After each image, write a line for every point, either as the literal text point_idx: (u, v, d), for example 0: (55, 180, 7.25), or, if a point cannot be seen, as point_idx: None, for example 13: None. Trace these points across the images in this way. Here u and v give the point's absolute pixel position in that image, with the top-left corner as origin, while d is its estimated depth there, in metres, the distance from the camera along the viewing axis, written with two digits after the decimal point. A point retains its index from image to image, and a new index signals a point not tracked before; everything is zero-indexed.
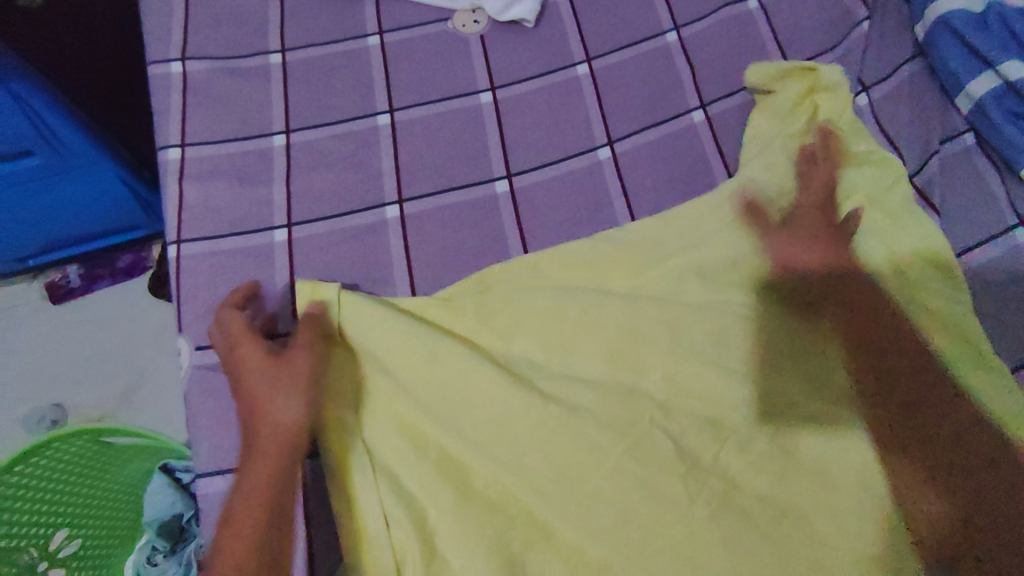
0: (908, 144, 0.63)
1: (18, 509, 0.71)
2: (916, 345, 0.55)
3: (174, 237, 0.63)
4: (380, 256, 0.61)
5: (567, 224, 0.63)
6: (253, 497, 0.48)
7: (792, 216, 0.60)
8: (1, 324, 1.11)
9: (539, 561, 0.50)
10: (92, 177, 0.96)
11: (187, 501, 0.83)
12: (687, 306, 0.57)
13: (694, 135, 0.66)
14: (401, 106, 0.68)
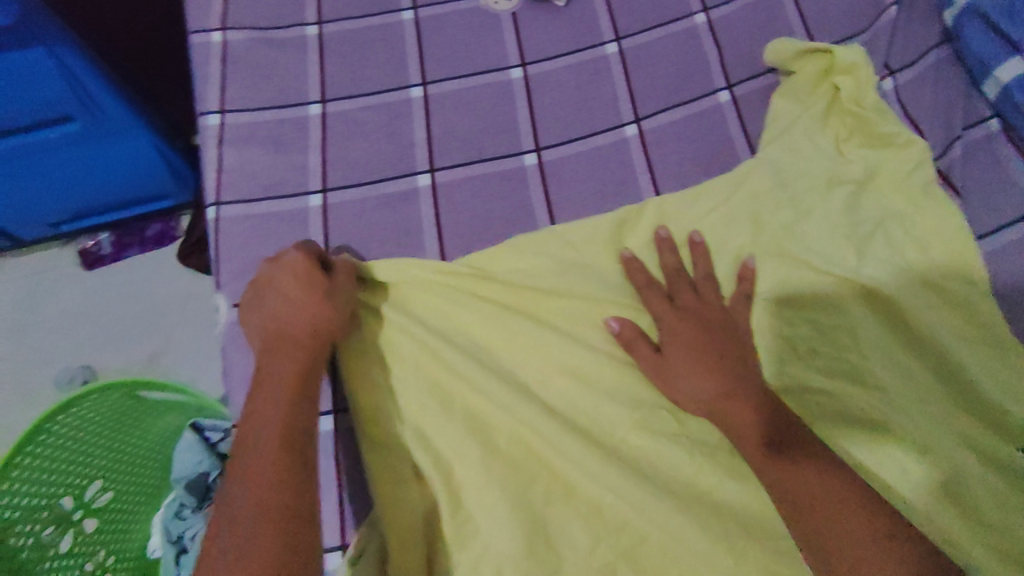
0: (931, 127, 0.64)
1: (57, 457, 0.75)
2: (932, 323, 0.56)
3: (214, 199, 0.65)
4: (411, 222, 0.64)
5: (592, 198, 0.64)
6: (277, 439, 0.47)
7: (814, 194, 0.61)
8: (35, 286, 1.14)
9: (559, 515, 0.52)
10: (128, 144, 0.98)
11: (216, 460, 0.86)
12: (707, 280, 0.59)
13: (720, 114, 0.67)
14: (433, 79, 0.70)
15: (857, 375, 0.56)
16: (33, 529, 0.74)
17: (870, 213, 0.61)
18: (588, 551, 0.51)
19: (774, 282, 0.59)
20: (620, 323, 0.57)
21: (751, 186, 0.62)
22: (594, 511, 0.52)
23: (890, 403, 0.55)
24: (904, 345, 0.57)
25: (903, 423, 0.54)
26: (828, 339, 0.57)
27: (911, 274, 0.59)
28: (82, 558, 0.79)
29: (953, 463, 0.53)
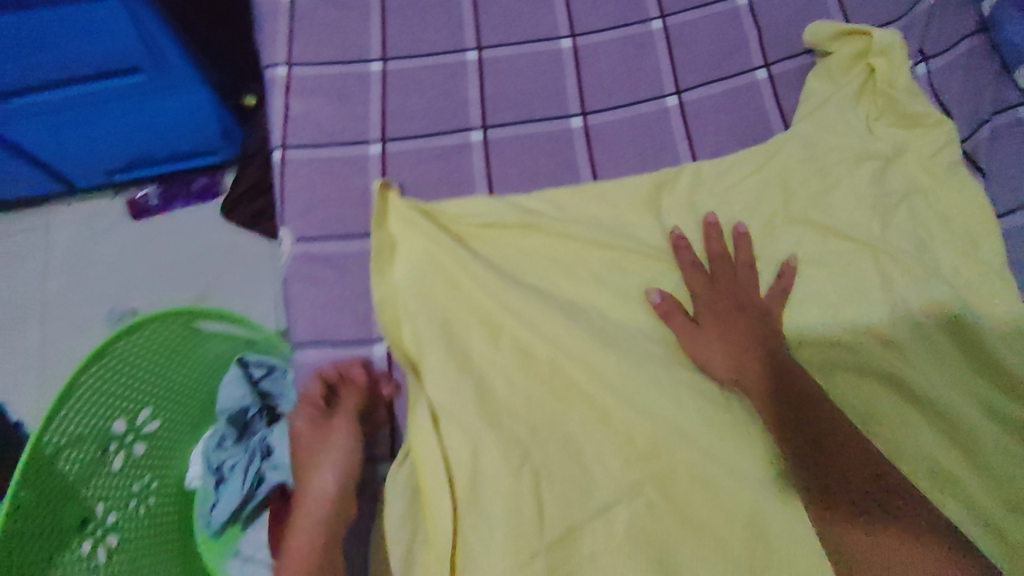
0: (960, 111, 0.69)
1: (117, 380, 0.81)
2: (950, 289, 0.60)
3: (280, 143, 0.70)
4: (463, 172, 0.68)
5: (633, 160, 0.69)
6: None
7: (846, 167, 0.65)
8: (88, 233, 1.21)
9: (593, 440, 0.57)
10: (186, 99, 1.04)
11: (256, 397, 0.92)
12: (738, 241, 0.63)
13: (757, 91, 0.71)
14: (488, 45, 0.74)
15: (877, 334, 0.60)
16: (89, 449, 0.80)
17: (896, 185, 0.65)
18: (619, 473, 0.56)
19: (801, 248, 0.64)
20: (661, 294, 0.61)
21: (784, 155, 0.66)
22: (626, 437, 0.57)
23: (903, 360, 0.59)
24: (923, 307, 0.60)
25: (914, 378, 0.58)
26: (848, 300, 0.62)
27: (931, 243, 0.63)
28: (129, 479, 0.88)
29: (959, 416, 0.57)
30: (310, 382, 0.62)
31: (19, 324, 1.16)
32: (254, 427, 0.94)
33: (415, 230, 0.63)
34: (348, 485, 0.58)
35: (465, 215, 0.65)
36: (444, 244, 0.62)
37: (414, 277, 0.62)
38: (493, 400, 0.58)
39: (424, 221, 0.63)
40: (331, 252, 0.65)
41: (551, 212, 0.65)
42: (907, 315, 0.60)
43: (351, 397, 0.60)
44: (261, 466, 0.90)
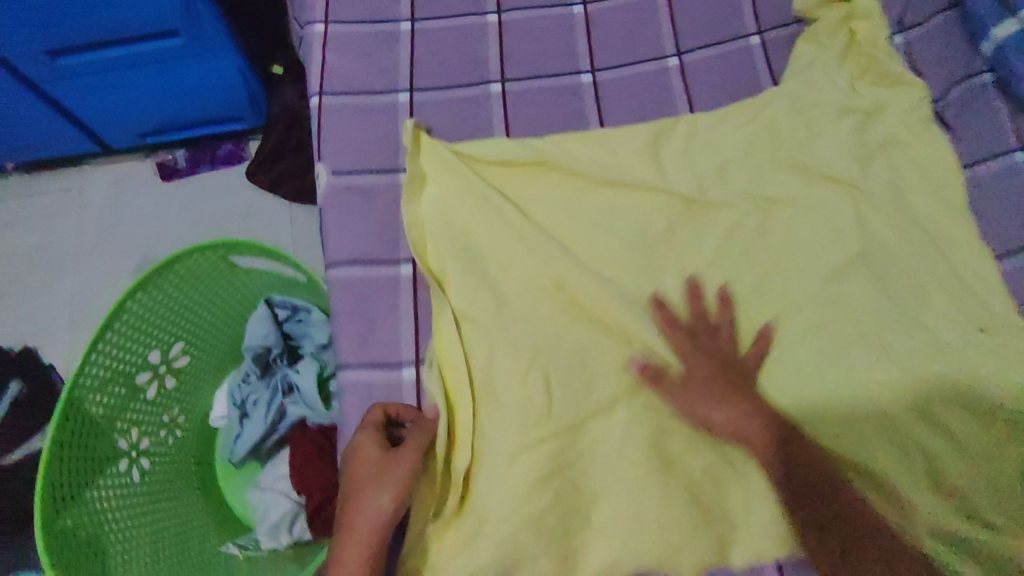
0: (933, 77, 0.77)
1: (156, 309, 0.90)
2: (918, 227, 0.68)
3: (317, 91, 0.77)
4: (482, 118, 0.76)
5: (637, 110, 0.76)
6: None
7: (829, 121, 0.72)
8: (118, 192, 1.28)
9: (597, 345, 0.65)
10: (216, 64, 1.09)
11: (279, 337, 0.97)
12: (731, 182, 0.71)
13: (750, 54, 0.79)
14: (506, 8, 0.81)
15: (855, 264, 0.67)
16: (121, 381, 0.90)
17: (875, 137, 0.72)
18: (618, 373, 0.64)
19: (790, 189, 0.70)
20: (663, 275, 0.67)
21: (775, 108, 0.73)
22: (624, 342, 0.66)
23: (878, 287, 0.66)
24: (896, 242, 0.68)
25: (886, 303, 0.65)
26: (829, 230, 0.68)
27: (905, 188, 0.70)
28: (160, 409, 0.97)
29: (924, 336, 0.64)
30: (342, 293, 0.69)
31: (54, 278, 1.23)
32: (277, 367, 1.00)
33: (441, 165, 0.70)
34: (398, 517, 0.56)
35: (487, 149, 0.72)
36: (469, 179, 0.69)
37: (441, 208, 0.69)
38: (511, 315, 0.66)
39: (450, 157, 0.70)
40: (365, 184, 0.73)
41: (563, 153, 0.72)
42: (879, 250, 0.67)
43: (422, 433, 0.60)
44: (283, 401, 0.97)
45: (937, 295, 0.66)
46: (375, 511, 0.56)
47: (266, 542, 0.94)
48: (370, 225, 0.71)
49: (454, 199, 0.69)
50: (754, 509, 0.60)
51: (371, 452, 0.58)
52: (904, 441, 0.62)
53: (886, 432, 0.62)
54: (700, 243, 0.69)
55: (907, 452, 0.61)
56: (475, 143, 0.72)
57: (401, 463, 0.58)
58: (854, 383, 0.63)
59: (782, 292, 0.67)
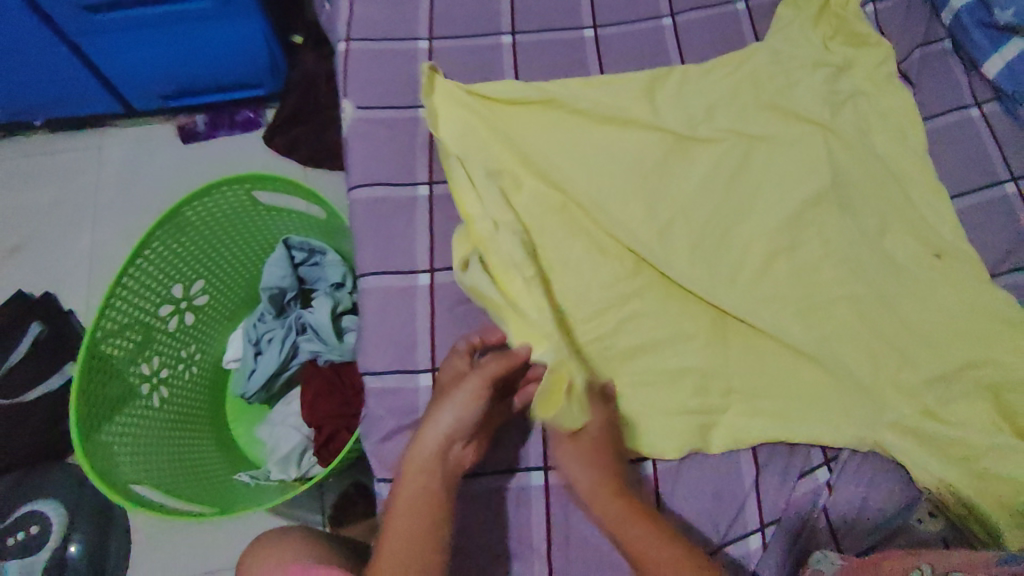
0: (898, 42, 0.86)
1: (181, 242, 0.96)
2: (881, 166, 0.76)
3: (345, 37, 0.85)
4: (495, 65, 0.84)
5: (633, 62, 0.84)
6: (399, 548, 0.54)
7: (806, 73, 0.80)
8: (139, 152, 1.34)
9: (593, 262, 0.73)
10: (241, 27, 1.17)
11: (294, 279, 1.03)
12: (718, 123, 0.79)
13: (736, 17, 0.87)
14: None
15: (828, 194, 0.74)
16: (145, 309, 0.95)
17: (846, 87, 0.81)
18: (611, 284, 0.72)
19: (770, 130, 0.78)
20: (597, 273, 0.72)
21: (756, 61, 0.81)
22: (619, 260, 0.73)
23: (846, 214, 0.74)
24: (863, 178, 0.76)
25: (854, 229, 0.73)
26: (806, 166, 0.75)
27: (871, 132, 0.79)
28: (180, 343, 1.03)
29: (884, 257, 0.72)
30: (365, 214, 0.76)
31: (72, 230, 1.29)
32: (291, 309, 1.06)
33: (456, 104, 0.77)
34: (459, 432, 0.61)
35: (502, 89, 0.78)
36: (484, 117, 0.77)
37: (456, 136, 0.76)
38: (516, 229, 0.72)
39: (467, 96, 0.77)
40: (387, 118, 0.80)
41: (568, 92, 0.79)
42: (849, 183, 0.75)
43: (496, 363, 0.63)
44: (296, 338, 1.02)
45: (896, 224, 0.74)
46: (439, 422, 0.61)
47: (276, 473, 0.99)
48: (390, 156, 0.78)
49: (472, 134, 0.76)
50: (724, 404, 0.69)
51: (449, 377, 0.65)
52: (867, 344, 0.69)
53: (852, 337, 0.69)
54: (690, 175, 0.76)
55: (871, 353, 0.68)
56: (493, 85, 0.78)
57: (465, 388, 0.62)
58: (824, 294, 0.71)
59: (762, 216, 0.74)
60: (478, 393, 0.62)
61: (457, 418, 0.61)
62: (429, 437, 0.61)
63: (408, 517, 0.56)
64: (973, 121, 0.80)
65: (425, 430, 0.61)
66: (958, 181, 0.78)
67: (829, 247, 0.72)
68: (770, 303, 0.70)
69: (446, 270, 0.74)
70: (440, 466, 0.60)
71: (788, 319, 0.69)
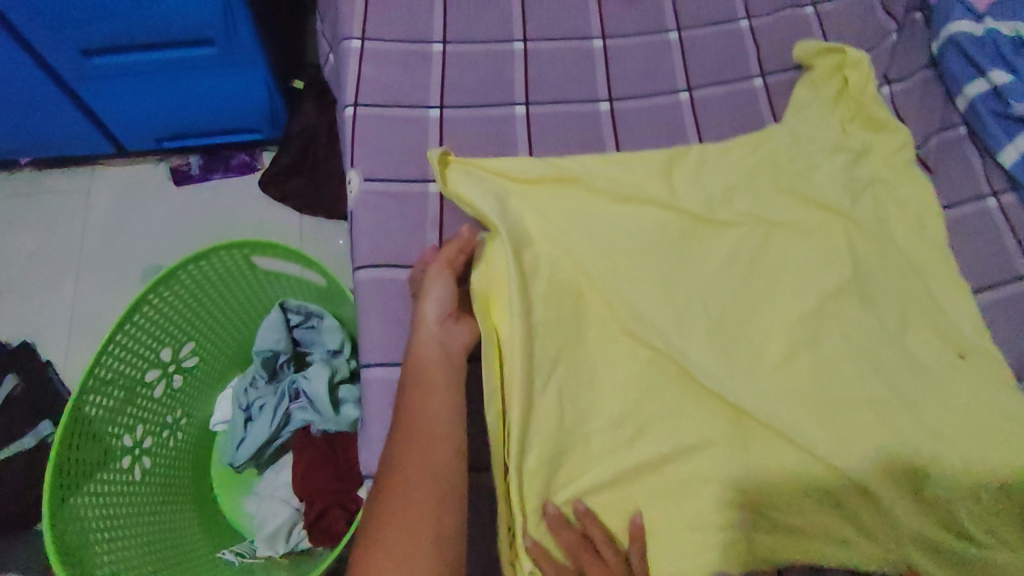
0: (915, 128, 0.85)
1: (173, 304, 0.92)
2: (903, 257, 0.74)
3: (352, 102, 0.82)
4: (508, 137, 0.81)
5: (652, 139, 0.83)
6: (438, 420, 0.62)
7: (823, 159, 0.79)
8: (131, 195, 1.31)
9: (609, 352, 0.70)
10: (242, 76, 1.14)
11: (289, 342, 1.00)
12: (736, 207, 0.76)
13: (754, 94, 0.86)
14: (533, 39, 0.88)
15: (850, 287, 0.72)
16: (131, 374, 0.90)
17: (865, 173, 0.80)
18: (629, 379, 0.68)
19: (788, 216, 0.76)
20: (611, 367, 0.69)
21: (776, 143, 0.80)
22: (635, 352, 0.69)
23: (866, 306, 0.71)
24: (882, 270, 0.74)
25: (877, 324, 0.71)
26: (824, 257, 0.74)
27: (888, 220, 0.77)
28: (165, 409, 0.98)
29: (904, 354, 0.69)
30: (370, 295, 0.73)
31: (54, 277, 1.24)
32: (284, 373, 1.03)
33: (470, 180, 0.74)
34: (445, 315, 0.68)
35: (514, 168, 0.76)
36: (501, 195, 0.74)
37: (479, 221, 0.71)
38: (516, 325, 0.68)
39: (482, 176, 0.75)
40: (395, 191, 0.77)
41: (586, 168, 0.77)
42: (870, 276, 0.73)
43: (453, 249, 0.71)
44: (289, 406, 0.98)
45: (920, 320, 0.71)
46: (427, 313, 0.68)
47: (262, 549, 0.95)
48: (397, 233, 0.75)
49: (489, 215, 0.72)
50: (742, 512, 0.65)
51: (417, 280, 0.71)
52: (891, 452, 0.64)
53: (877, 442, 0.65)
54: (710, 262, 0.74)
55: (892, 462, 0.64)
56: (505, 163, 0.77)
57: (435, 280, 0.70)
58: (848, 394, 0.67)
59: (783, 307, 0.71)
60: (448, 274, 0.70)
61: (439, 304, 0.68)
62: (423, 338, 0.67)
63: (426, 396, 0.64)
64: (991, 213, 0.78)
65: (415, 326, 0.68)
66: (977, 274, 0.76)
67: (853, 343, 0.69)
68: (790, 405, 0.66)
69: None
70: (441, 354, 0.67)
71: (807, 417, 0.66)
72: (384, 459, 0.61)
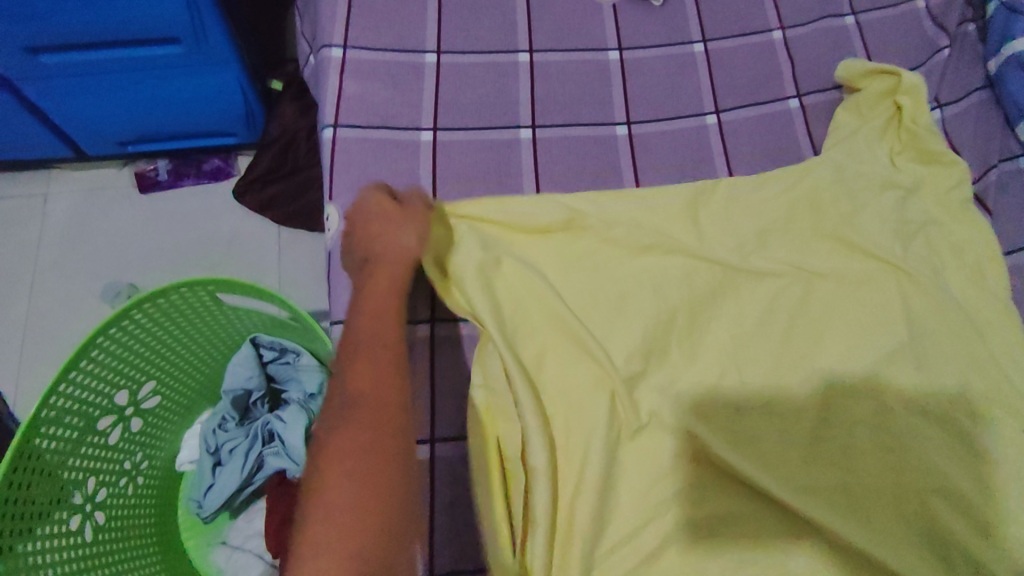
0: (969, 157, 0.74)
1: (129, 344, 0.81)
2: (963, 314, 0.65)
3: (331, 121, 0.73)
4: (512, 165, 0.73)
5: (674, 169, 0.74)
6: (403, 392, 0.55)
7: (867, 199, 0.71)
8: (91, 202, 1.19)
9: (628, 428, 0.60)
10: (215, 76, 1.02)
11: (263, 380, 0.92)
12: (767, 255, 0.69)
13: (788, 118, 0.77)
14: (540, 49, 0.79)
15: (899, 349, 0.64)
16: (80, 419, 0.79)
17: (916, 215, 0.70)
18: (648, 456, 0.60)
19: (824, 267, 0.68)
20: (632, 444, 0.60)
21: (815, 179, 0.72)
22: (657, 425, 0.61)
23: (920, 373, 0.62)
24: (939, 329, 0.64)
25: (934, 394, 0.62)
26: (869, 315, 0.65)
27: (943, 269, 0.68)
28: (122, 456, 0.87)
29: (963, 436, 0.60)
30: None
31: (3, 294, 1.12)
32: (256, 412, 0.94)
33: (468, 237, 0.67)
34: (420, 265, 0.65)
35: (514, 219, 0.68)
36: (502, 247, 0.67)
37: (461, 281, 0.64)
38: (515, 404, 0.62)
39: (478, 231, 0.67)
40: None
41: (603, 202, 0.69)
42: (924, 336, 0.64)
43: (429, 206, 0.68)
44: (262, 451, 0.89)
45: (987, 388, 0.62)
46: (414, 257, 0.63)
47: None
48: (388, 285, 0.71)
49: (483, 275, 0.65)
50: None
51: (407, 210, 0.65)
52: (945, 552, 0.56)
53: (928, 539, 0.57)
54: (739, 320, 0.66)
55: (948, 566, 0.56)
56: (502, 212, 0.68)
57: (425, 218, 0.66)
58: (899, 480, 0.59)
59: (825, 372, 0.63)
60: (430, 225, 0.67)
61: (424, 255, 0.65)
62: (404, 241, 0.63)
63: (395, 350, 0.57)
64: None
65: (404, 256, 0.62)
66: None
67: (903, 415, 0.61)
68: (831, 498, 0.58)
69: (449, 440, 0.64)
70: (399, 297, 0.60)
71: (848, 507, 0.58)
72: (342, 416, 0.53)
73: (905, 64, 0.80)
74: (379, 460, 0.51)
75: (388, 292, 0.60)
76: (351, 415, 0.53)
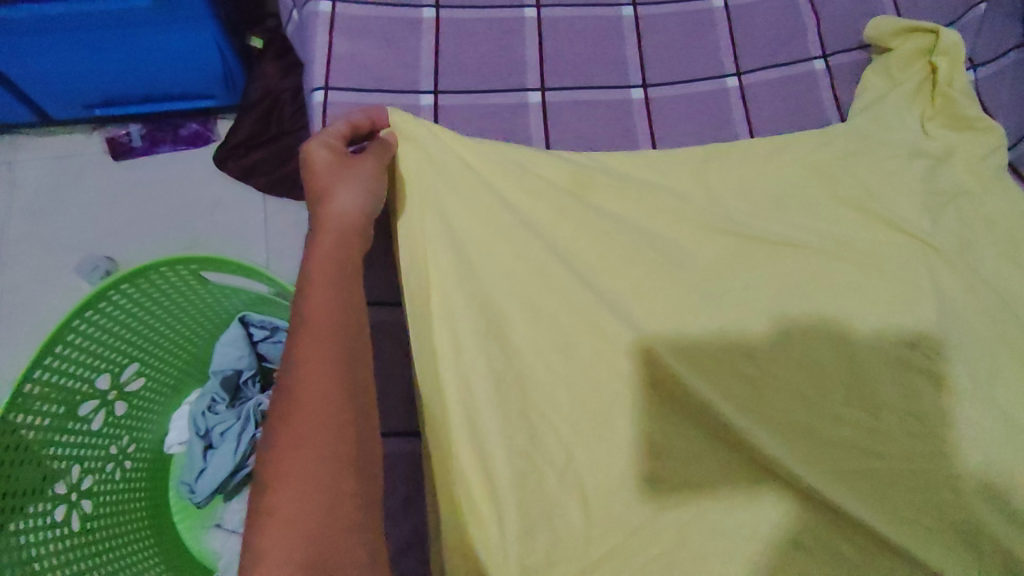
0: (1005, 120, 0.70)
1: (107, 326, 0.76)
2: (995, 289, 0.62)
3: (321, 84, 0.66)
4: (520, 130, 0.69)
5: (691, 136, 0.70)
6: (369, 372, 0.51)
7: (895, 167, 0.66)
8: (62, 171, 1.12)
9: (647, 413, 0.58)
10: (190, 33, 0.94)
11: (253, 359, 0.89)
12: (791, 228, 0.65)
13: (812, 80, 0.73)
14: (547, 3, 0.72)
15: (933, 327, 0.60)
16: (59, 406, 0.73)
17: (947, 185, 0.66)
18: (667, 443, 0.57)
19: (852, 240, 0.64)
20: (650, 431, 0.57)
21: (839, 147, 0.68)
22: (675, 409, 0.58)
23: (953, 354, 0.59)
24: (974, 307, 0.61)
25: (965, 374, 0.59)
26: (900, 290, 0.62)
27: (973, 243, 0.64)
28: (108, 440, 0.83)
29: (998, 419, 0.57)
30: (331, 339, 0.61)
31: None
32: (248, 391, 0.91)
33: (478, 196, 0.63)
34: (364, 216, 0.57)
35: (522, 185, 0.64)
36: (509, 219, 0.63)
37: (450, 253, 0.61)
38: (528, 387, 0.59)
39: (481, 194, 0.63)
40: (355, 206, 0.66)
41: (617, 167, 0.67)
42: (957, 314, 0.61)
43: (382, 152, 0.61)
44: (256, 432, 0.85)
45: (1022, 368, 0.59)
46: (346, 207, 0.56)
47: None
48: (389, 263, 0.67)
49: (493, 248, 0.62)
50: None
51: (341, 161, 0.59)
52: (979, 542, 0.54)
53: (960, 528, 0.55)
54: (764, 297, 0.62)
55: (981, 558, 0.54)
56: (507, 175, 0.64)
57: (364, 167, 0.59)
58: (929, 465, 0.56)
59: (850, 352, 0.60)
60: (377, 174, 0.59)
61: (365, 203, 0.58)
62: (336, 195, 0.57)
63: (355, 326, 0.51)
64: None
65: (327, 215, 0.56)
66: None
67: (935, 397, 0.58)
68: (860, 485, 0.56)
69: None
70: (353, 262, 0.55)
71: (874, 494, 0.56)
72: (306, 408, 0.46)
73: (937, 19, 0.74)
74: (350, 451, 0.46)
75: (340, 257, 0.54)
76: (317, 401, 0.46)
